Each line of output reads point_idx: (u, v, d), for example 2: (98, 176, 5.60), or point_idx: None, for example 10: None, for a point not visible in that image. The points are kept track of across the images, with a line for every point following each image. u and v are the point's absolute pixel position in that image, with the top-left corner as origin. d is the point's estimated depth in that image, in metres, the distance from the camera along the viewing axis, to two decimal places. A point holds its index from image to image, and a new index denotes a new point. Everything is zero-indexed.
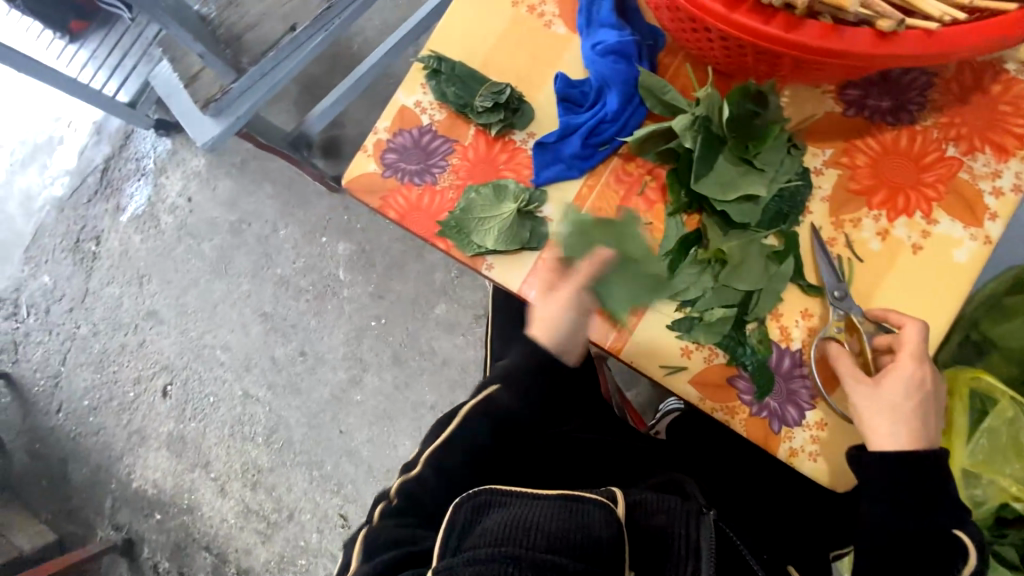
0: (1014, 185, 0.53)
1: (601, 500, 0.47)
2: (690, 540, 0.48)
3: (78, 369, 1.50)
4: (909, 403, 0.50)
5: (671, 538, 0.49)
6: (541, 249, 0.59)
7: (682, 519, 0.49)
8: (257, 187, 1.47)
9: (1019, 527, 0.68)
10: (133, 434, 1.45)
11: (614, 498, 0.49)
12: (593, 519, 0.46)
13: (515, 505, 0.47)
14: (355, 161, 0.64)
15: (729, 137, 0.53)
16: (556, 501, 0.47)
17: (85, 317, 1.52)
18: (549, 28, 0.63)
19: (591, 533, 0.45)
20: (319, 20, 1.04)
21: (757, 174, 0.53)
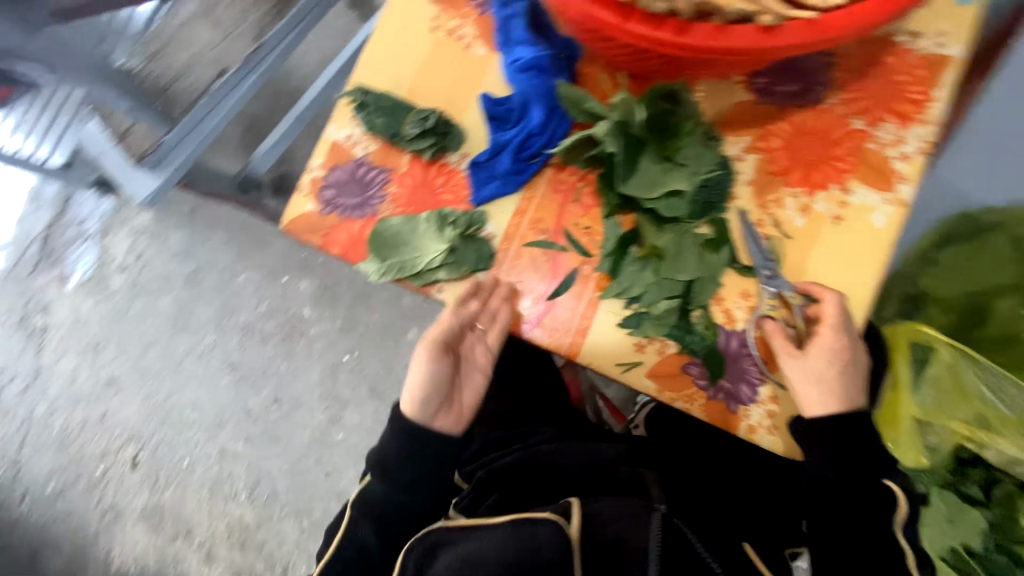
0: (919, 148, 0.56)
1: (551, 518, 0.50)
2: (641, 542, 0.49)
3: (37, 452, 1.41)
4: (835, 366, 0.53)
5: (623, 542, 0.50)
6: (489, 268, 0.60)
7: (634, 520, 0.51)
8: (208, 235, 1.43)
9: (978, 465, 0.72)
10: (106, 511, 1.37)
11: (565, 511, 0.51)
12: (542, 539, 0.49)
13: (470, 539, 0.50)
14: (292, 202, 0.64)
15: (648, 140, 0.55)
16: (506, 526, 0.50)
17: (39, 395, 1.43)
18: (469, 50, 0.64)
19: (540, 554, 0.48)
20: (248, 62, 1.01)
21: (680, 169, 0.55)
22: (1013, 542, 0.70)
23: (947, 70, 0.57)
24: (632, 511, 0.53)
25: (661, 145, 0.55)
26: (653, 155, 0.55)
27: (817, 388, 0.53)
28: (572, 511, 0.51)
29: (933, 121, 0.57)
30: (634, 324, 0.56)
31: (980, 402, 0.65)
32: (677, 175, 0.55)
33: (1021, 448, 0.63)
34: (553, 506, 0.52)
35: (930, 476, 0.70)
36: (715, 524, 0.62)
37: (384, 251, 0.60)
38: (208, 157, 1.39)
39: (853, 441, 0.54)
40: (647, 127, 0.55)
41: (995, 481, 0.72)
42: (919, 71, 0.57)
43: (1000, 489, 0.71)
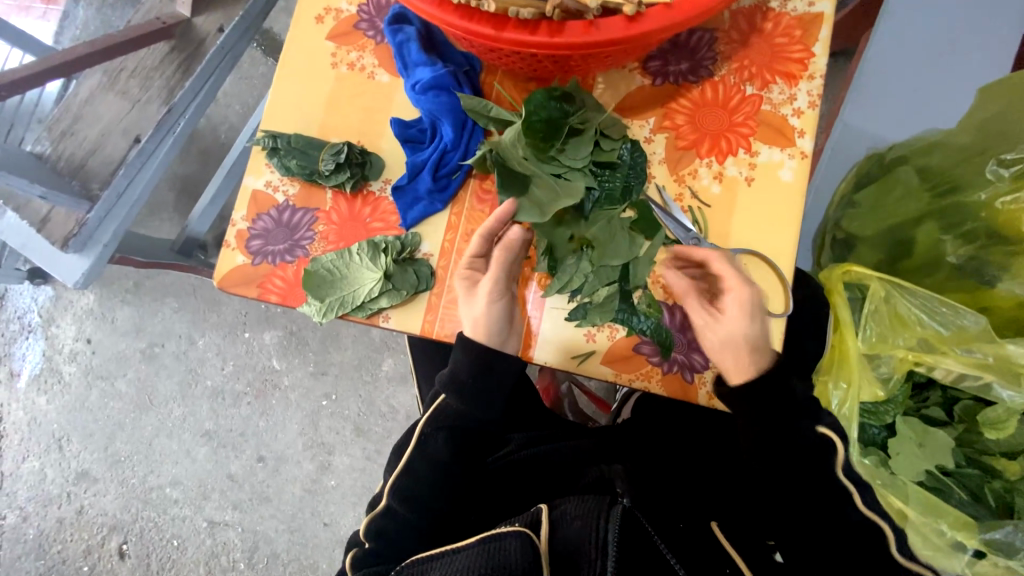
0: (809, 103, 0.60)
1: (521, 530, 0.49)
2: (599, 540, 0.48)
3: (19, 562, 1.36)
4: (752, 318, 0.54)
5: (582, 546, 0.48)
6: (431, 287, 0.60)
7: (592, 520, 0.49)
8: (159, 305, 1.38)
9: (934, 388, 0.73)
10: None
11: (534, 524, 0.51)
12: (509, 550, 0.47)
13: (441, 565, 0.49)
14: (221, 258, 0.63)
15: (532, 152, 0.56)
16: (475, 547, 0.48)
17: (10, 502, 1.37)
18: (373, 79, 0.64)
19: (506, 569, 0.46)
20: (163, 125, 0.98)
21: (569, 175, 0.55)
22: (981, 455, 0.71)
23: (823, 25, 0.60)
24: (587, 511, 0.51)
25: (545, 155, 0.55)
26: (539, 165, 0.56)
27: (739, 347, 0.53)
28: (539, 522, 0.51)
29: (817, 75, 0.60)
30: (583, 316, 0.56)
31: (920, 326, 0.65)
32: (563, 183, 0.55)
33: (967, 364, 0.63)
34: (522, 519, 0.52)
35: (891, 407, 0.69)
36: (679, 509, 0.61)
37: (323, 289, 0.60)
38: (145, 225, 1.35)
39: (770, 402, 0.54)
40: (533, 132, 0.55)
41: (954, 400, 0.72)
42: (796, 31, 0.61)
43: (960, 407, 0.71)
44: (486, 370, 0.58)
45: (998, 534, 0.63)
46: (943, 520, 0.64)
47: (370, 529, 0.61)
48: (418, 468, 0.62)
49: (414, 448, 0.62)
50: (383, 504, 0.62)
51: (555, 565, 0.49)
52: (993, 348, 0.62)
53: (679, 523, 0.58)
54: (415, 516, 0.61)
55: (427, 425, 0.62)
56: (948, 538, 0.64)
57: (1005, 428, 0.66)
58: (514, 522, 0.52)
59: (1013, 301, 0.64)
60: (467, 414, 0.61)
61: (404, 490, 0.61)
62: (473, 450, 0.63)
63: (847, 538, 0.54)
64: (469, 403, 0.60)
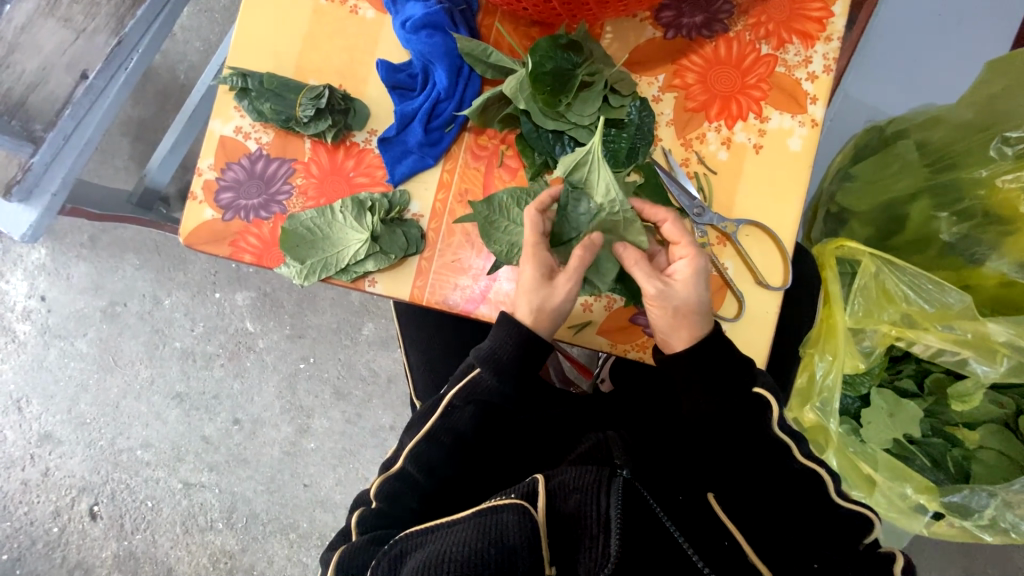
0: (825, 66, 0.56)
1: (518, 504, 0.47)
2: (602, 514, 0.45)
3: None
4: (685, 304, 0.51)
5: (585, 519, 0.45)
6: (421, 250, 0.56)
7: (594, 494, 0.46)
8: (119, 262, 1.28)
9: (909, 360, 0.75)
10: (75, 569, 1.30)
11: (530, 496, 0.48)
12: (507, 525, 0.46)
13: (437, 537, 0.48)
14: (186, 212, 0.57)
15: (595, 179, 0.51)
16: (471, 519, 0.48)
17: None
18: (356, 14, 0.57)
19: (506, 542, 0.45)
20: (113, 59, 0.88)
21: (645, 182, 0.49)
22: (946, 426, 0.73)
23: None
24: (589, 483, 0.47)
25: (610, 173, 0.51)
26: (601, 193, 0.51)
27: (666, 332, 0.52)
28: (536, 493, 0.48)
29: (835, 37, 0.56)
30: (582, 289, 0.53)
31: (905, 303, 0.64)
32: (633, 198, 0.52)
33: (945, 340, 0.64)
34: (518, 488, 0.50)
35: (866, 378, 0.72)
36: (677, 480, 0.56)
37: (303, 250, 0.55)
38: (100, 174, 1.24)
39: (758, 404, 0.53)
40: (543, 82, 0.51)
41: (926, 372, 0.74)
42: None
43: (931, 379, 0.73)
44: (530, 352, 0.53)
45: (957, 497, 0.66)
46: (909, 485, 0.66)
47: (379, 491, 0.58)
48: (440, 435, 0.57)
49: (438, 418, 0.57)
50: (396, 467, 0.58)
51: (555, 536, 0.47)
52: (973, 325, 0.63)
53: (678, 496, 0.53)
54: (428, 482, 0.58)
55: (455, 397, 0.56)
56: (910, 500, 0.67)
57: (970, 400, 0.69)
58: (511, 492, 0.50)
59: (999, 279, 0.65)
60: (507, 397, 0.55)
61: (425, 457, 0.57)
62: (493, 426, 0.60)
63: (830, 527, 0.51)
64: (504, 382, 0.54)
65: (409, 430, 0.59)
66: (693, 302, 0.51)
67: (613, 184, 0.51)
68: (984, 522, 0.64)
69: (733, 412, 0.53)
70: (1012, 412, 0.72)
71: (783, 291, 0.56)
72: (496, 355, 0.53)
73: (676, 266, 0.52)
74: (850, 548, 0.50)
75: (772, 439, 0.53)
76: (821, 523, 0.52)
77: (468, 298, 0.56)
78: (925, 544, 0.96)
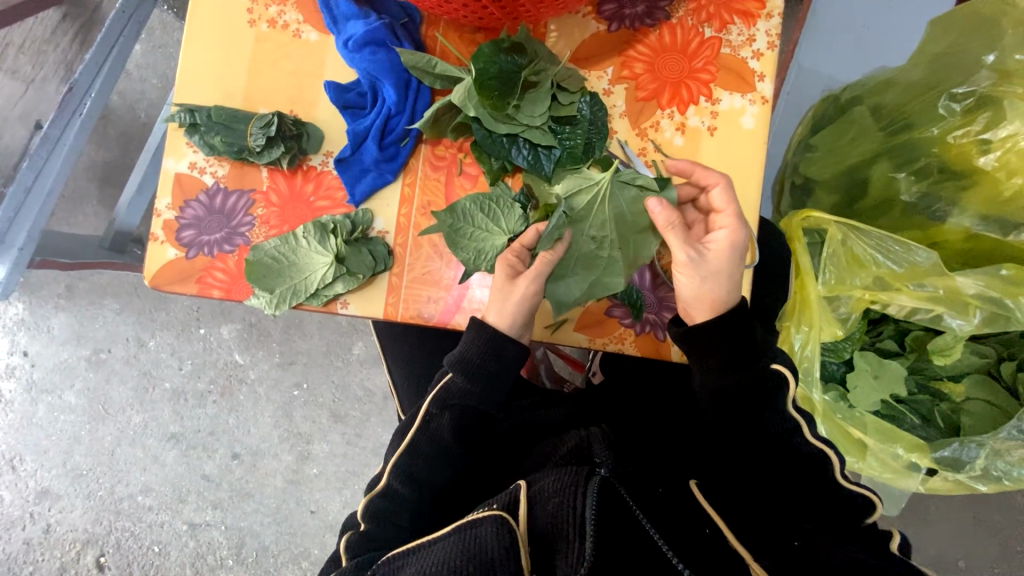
0: (768, 43, 0.57)
1: (497, 515, 0.47)
2: (578, 516, 0.44)
3: None
4: (717, 274, 0.51)
5: (561, 523, 0.45)
6: (391, 267, 0.56)
7: (569, 498, 0.46)
8: (99, 308, 1.27)
9: (888, 322, 0.76)
10: None
11: (510, 507, 0.48)
12: (485, 539, 0.46)
13: (419, 556, 0.49)
14: (150, 254, 0.56)
15: (593, 213, 0.51)
16: (451, 537, 0.48)
17: None
18: (300, 38, 0.57)
19: (484, 555, 0.45)
20: (66, 106, 0.86)
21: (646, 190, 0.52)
22: (931, 381, 0.74)
23: None
24: (566, 486, 0.47)
25: (611, 209, 0.51)
26: (594, 225, 0.51)
27: (694, 300, 0.52)
28: (517, 502, 0.48)
29: (775, 13, 0.57)
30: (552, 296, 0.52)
31: (875, 266, 0.65)
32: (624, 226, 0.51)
33: (918, 298, 0.65)
34: (501, 499, 0.50)
35: (848, 344, 0.73)
36: (658, 474, 0.55)
37: (269, 280, 0.55)
38: (69, 221, 1.22)
39: (761, 387, 0.52)
40: (489, 88, 0.51)
41: (906, 331, 0.75)
42: None
43: (911, 337, 0.74)
44: (501, 352, 0.54)
45: (947, 451, 0.67)
46: (899, 444, 0.67)
47: (366, 512, 0.58)
48: (422, 445, 0.58)
49: (420, 428, 0.58)
50: (381, 485, 0.58)
51: (535, 547, 0.46)
52: (943, 281, 0.63)
53: (657, 488, 0.52)
54: (415, 495, 0.58)
55: (432, 405, 0.57)
56: (902, 460, 0.67)
57: (951, 353, 0.70)
58: (493, 503, 0.50)
59: (963, 234, 0.66)
60: (479, 398, 0.57)
61: (408, 468, 0.58)
62: (479, 434, 0.60)
63: (831, 507, 0.51)
64: (475, 383, 0.56)
65: (394, 444, 0.60)
66: (724, 271, 0.51)
67: (608, 220, 0.51)
68: (976, 473, 0.65)
69: (738, 397, 0.53)
70: (993, 360, 0.73)
71: (752, 268, 0.56)
72: (466, 358, 0.55)
73: (714, 235, 0.52)
74: (851, 526, 0.51)
75: (786, 420, 0.52)
76: (824, 507, 0.51)
77: (442, 309, 0.56)
78: (929, 499, 0.97)
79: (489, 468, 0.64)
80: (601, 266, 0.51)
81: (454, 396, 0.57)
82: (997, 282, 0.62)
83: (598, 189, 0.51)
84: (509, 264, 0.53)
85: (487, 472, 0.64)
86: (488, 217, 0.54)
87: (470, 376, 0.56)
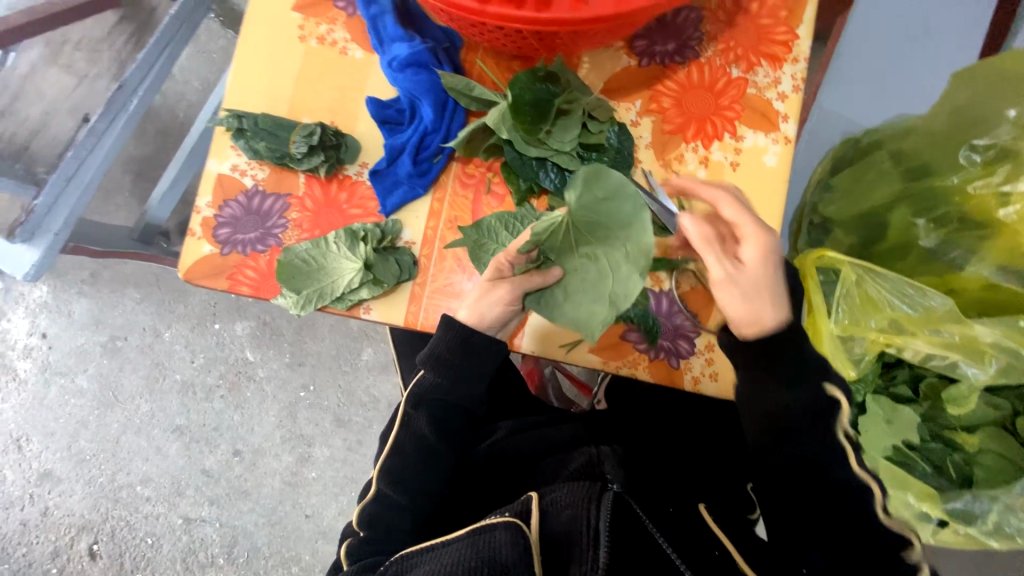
0: (793, 86, 0.59)
1: (509, 520, 0.48)
2: (592, 525, 0.45)
3: None
4: (754, 288, 0.48)
5: (574, 533, 0.45)
6: (414, 277, 0.58)
7: (584, 508, 0.46)
8: (119, 297, 1.30)
9: (902, 365, 0.74)
10: None
11: (524, 514, 0.48)
12: (499, 544, 0.46)
13: (432, 557, 0.49)
14: (185, 249, 0.59)
15: (570, 240, 0.48)
16: (465, 539, 0.48)
17: None
18: (346, 55, 0.61)
19: (498, 562, 0.45)
20: (113, 103, 0.89)
21: (599, 196, 0.43)
22: (944, 430, 0.72)
23: (807, 8, 0.60)
24: (579, 499, 0.47)
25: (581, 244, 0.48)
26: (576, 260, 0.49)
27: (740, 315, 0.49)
28: (529, 512, 0.48)
29: (801, 58, 0.59)
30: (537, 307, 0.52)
31: (891, 309, 0.65)
32: (604, 233, 0.45)
33: (932, 344, 0.64)
34: (513, 508, 0.50)
35: (862, 386, 0.71)
36: (669, 494, 0.57)
37: (298, 280, 0.57)
38: (101, 211, 1.26)
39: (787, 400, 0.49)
40: (524, 113, 0.53)
41: (920, 377, 0.73)
42: (781, 12, 0.60)
43: (926, 384, 0.72)
44: (470, 350, 0.55)
45: (959, 503, 0.67)
46: (910, 492, 0.67)
47: (362, 518, 0.59)
48: (405, 445, 0.60)
49: (401, 428, 0.60)
50: (372, 490, 0.60)
51: (547, 555, 0.47)
52: (960, 328, 0.63)
53: (668, 508, 0.54)
54: (405, 498, 0.59)
55: (409, 406, 0.60)
56: (914, 509, 0.67)
57: (966, 404, 0.69)
58: (505, 511, 0.49)
59: (979, 284, 0.66)
60: (454, 391, 0.59)
61: (397, 472, 0.59)
62: (457, 426, 0.63)
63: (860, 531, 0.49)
64: (452, 378, 0.57)
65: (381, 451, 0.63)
66: (763, 283, 0.48)
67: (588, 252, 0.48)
68: (989, 528, 0.65)
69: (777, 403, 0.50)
70: (1008, 413, 0.70)
71: None
72: (438, 354, 0.56)
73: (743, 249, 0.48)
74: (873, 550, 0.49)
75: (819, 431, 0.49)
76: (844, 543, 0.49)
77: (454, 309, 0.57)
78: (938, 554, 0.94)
79: (490, 479, 0.65)
80: (605, 281, 0.45)
81: (425, 393, 0.59)
82: (1014, 332, 0.62)
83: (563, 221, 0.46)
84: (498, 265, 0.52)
85: (489, 483, 0.65)
86: (511, 234, 0.55)
87: (446, 370, 0.57)
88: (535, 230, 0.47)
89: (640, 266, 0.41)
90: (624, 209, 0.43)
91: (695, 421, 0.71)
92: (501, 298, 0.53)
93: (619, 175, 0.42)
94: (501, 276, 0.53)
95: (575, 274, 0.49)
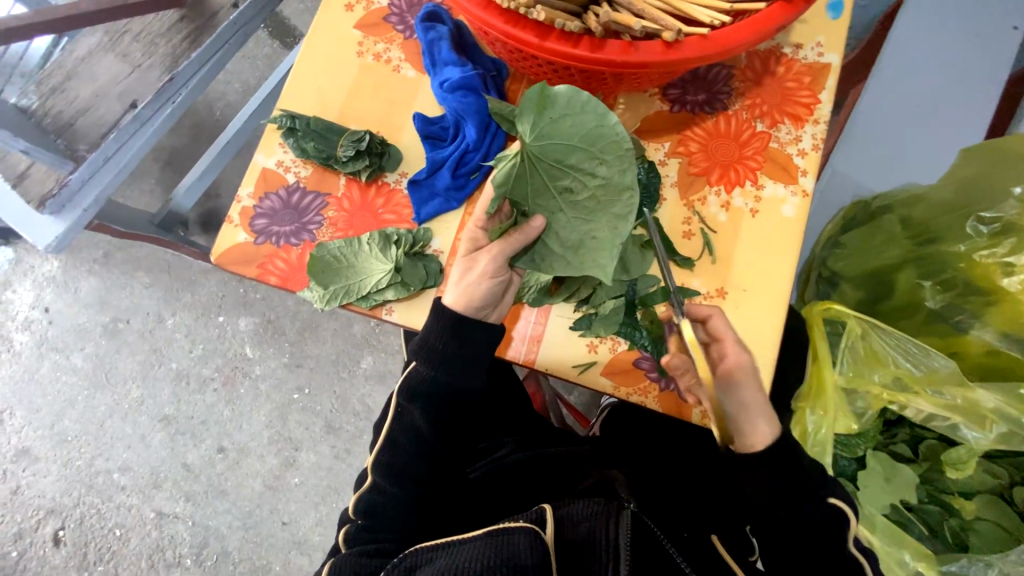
0: (813, 145, 0.63)
1: (529, 526, 0.49)
2: (610, 540, 0.48)
3: None
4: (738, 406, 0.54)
5: (594, 544, 0.48)
6: (439, 284, 0.60)
7: (602, 522, 0.50)
8: (129, 279, 1.31)
9: (903, 424, 0.76)
10: None
11: (541, 522, 0.51)
12: (519, 547, 0.47)
13: (448, 553, 0.50)
14: (221, 234, 0.61)
15: (542, 179, 0.53)
16: (483, 539, 0.49)
17: None
18: (399, 72, 0.65)
19: (517, 563, 0.46)
20: (163, 93, 0.93)
21: (555, 118, 0.49)
22: (941, 493, 0.73)
23: (830, 76, 0.64)
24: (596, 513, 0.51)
25: (539, 179, 0.53)
26: (544, 199, 0.54)
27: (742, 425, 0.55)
28: (545, 519, 0.51)
29: (822, 120, 0.63)
30: (530, 265, 0.56)
31: (894, 365, 0.67)
32: (579, 157, 0.51)
33: (934, 404, 0.65)
34: (527, 515, 0.52)
35: (862, 441, 0.71)
36: (686, 520, 0.63)
37: (327, 276, 0.59)
38: (126, 195, 1.29)
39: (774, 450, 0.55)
40: None
41: (919, 438, 0.75)
42: (806, 77, 0.64)
43: (925, 445, 0.74)
44: (461, 335, 0.57)
45: (954, 565, 0.65)
46: (904, 550, 0.65)
47: (359, 506, 0.63)
48: (399, 438, 0.63)
49: (393, 420, 0.63)
50: (368, 481, 0.63)
51: (562, 557, 0.49)
52: (961, 391, 0.65)
53: (685, 533, 0.60)
54: (397, 488, 0.62)
55: (400, 397, 0.62)
56: (907, 568, 0.65)
57: (964, 469, 0.68)
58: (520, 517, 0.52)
59: (983, 347, 0.69)
60: (444, 383, 0.60)
61: (389, 464, 0.62)
62: (454, 423, 0.64)
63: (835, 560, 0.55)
64: (438, 368, 0.59)
65: (375, 442, 0.66)
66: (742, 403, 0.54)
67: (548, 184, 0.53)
68: None
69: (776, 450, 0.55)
70: (1005, 482, 0.71)
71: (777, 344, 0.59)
72: (428, 345, 0.58)
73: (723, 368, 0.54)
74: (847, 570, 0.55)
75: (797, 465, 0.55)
76: (830, 563, 0.55)
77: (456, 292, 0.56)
78: None
79: (489, 488, 0.66)
80: (600, 208, 0.53)
81: (417, 385, 0.60)
82: (1014, 400, 0.64)
83: (519, 158, 0.51)
84: (474, 238, 0.56)
85: (490, 493, 0.66)
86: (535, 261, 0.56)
87: (434, 363, 0.59)
88: (497, 182, 0.52)
89: (626, 182, 0.51)
90: (588, 123, 0.50)
91: (692, 450, 0.71)
92: (482, 268, 0.55)
93: (564, 89, 0.48)
94: (478, 247, 0.56)
95: (560, 213, 0.54)
